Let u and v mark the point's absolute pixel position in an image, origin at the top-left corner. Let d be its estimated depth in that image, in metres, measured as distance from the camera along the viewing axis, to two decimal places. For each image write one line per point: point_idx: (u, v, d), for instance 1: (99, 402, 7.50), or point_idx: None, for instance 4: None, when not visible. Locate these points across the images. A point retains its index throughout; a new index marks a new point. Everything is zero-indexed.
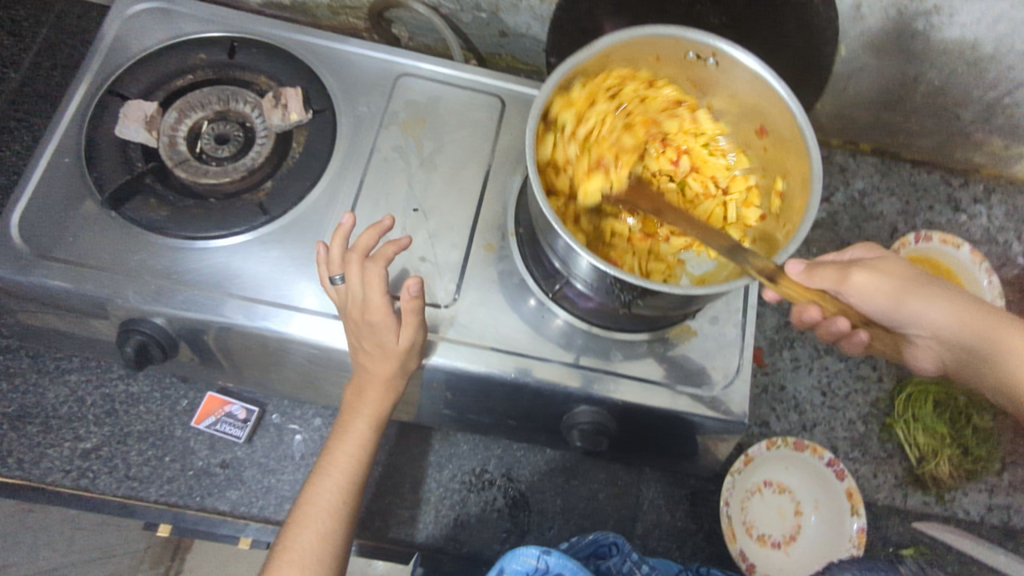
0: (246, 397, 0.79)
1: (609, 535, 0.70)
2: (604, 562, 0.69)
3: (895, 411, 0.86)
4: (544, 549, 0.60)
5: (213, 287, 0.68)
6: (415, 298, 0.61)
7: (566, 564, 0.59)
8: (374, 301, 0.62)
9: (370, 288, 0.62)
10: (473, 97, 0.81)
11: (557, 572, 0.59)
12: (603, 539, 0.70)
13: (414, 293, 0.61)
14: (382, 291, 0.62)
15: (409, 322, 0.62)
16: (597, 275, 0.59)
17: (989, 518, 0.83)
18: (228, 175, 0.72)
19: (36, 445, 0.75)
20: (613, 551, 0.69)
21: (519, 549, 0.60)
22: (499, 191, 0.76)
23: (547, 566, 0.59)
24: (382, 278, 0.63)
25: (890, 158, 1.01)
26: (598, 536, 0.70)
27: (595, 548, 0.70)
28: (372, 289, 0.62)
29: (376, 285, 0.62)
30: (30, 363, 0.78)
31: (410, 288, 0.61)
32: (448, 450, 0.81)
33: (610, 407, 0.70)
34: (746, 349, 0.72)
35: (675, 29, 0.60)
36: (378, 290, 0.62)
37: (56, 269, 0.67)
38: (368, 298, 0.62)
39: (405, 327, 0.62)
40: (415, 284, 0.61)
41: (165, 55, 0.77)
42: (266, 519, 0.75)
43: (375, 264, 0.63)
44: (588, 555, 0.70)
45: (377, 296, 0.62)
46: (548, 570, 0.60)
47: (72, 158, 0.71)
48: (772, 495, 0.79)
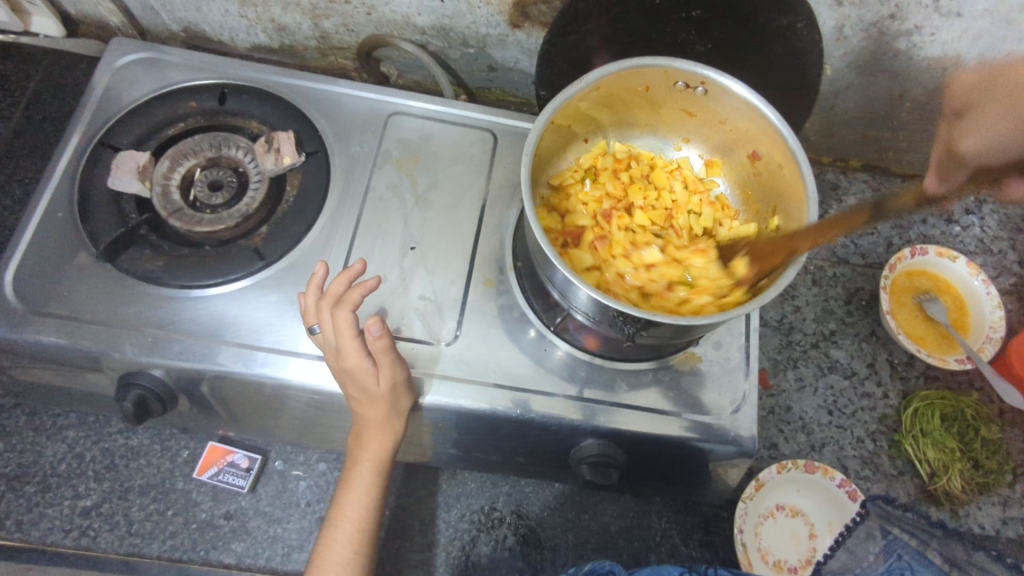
0: (248, 445, 0.78)
1: (606, 564, 0.66)
2: None
3: (902, 427, 0.85)
4: None
5: (211, 336, 0.67)
6: (381, 337, 0.60)
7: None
8: (347, 347, 0.61)
9: (340, 333, 0.61)
10: (466, 132, 0.81)
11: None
12: (599, 567, 0.66)
13: (377, 333, 0.60)
14: (353, 334, 0.61)
15: (384, 364, 0.61)
16: (596, 307, 0.58)
17: (1006, 532, 0.82)
18: (223, 223, 0.71)
19: (35, 505, 0.73)
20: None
21: None
22: (495, 225, 0.76)
23: None
24: (353, 321, 0.61)
25: (880, 173, 1.02)
26: (594, 564, 0.66)
27: None
28: (343, 335, 0.61)
29: (346, 329, 0.61)
30: (26, 421, 0.77)
31: (370, 329, 0.60)
32: (456, 490, 0.80)
33: (618, 438, 0.69)
34: (750, 372, 0.72)
35: (662, 59, 0.61)
36: (348, 335, 0.61)
37: (53, 325, 0.66)
38: (341, 344, 0.61)
39: (382, 369, 0.61)
40: (376, 325, 0.60)
41: (157, 105, 0.77)
42: (273, 570, 0.73)
43: (344, 307, 0.61)
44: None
45: (348, 342, 0.61)
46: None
47: (66, 212, 0.71)
48: (785, 519, 0.77)
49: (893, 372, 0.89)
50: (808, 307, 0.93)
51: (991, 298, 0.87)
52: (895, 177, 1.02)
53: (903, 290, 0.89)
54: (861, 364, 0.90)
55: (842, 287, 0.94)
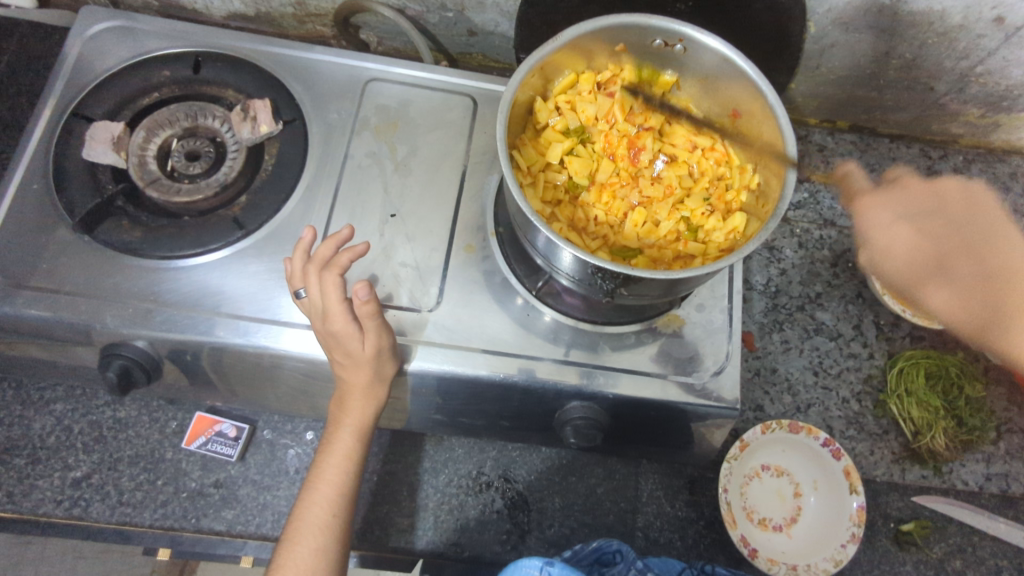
0: (235, 415, 0.79)
1: (613, 543, 0.70)
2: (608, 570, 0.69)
3: (887, 387, 0.86)
4: (546, 560, 0.61)
5: (191, 306, 0.67)
6: (368, 302, 0.60)
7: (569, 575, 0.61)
8: (333, 311, 0.61)
9: (326, 297, 0.61)
10: (445, 97, 0.80)
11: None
12: (606, 546, 0.71)
13: (364, 297, 0.60)
14: (340, 297, 0.61)
15: (370, 328, 0.61)
16: (578, 267, 0.58)
17: (988, 487, 0.83)
18: (201, 192, 0.70)
19: (26, 478, 0.74)
20: (617, 558, 0.70)
21: (522, 561, 0.62)
22: (476, 190, 0.75)
23: None
24: (340, 285, 0.61)
25: (868, 134, 1.01)
26: (601, 543, 0.71)
27: (598, 556, 0.70)
28: (330, 298, 0.61)
29: (333, 293, 0.61)
30: (13, 395, 0.77)
31: (358, 293, 0.60)
32: (444, 455, 0.80)
33: (602, 401, 0.69)
34: (733, 333, 0.72)
35: (637, 18, 0.61)
36: (335, 298, 0.61)
37: (32, 298, 0.66)
38: (327, 306, 0.61)
39: (368, 334, 0.62)
40: (364, 289, 0.60)
41: (130, 75, 0.76)
42: (264, 536, 0.74)
43: (331, 271, 0.62)
44: (591, 561, 0.70)
45: (335, 305, 0.61)
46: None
47: (41, 185, 0.70)
48: (770, 479, 0.79)
49: (879, 333, 0.90)
50: (795, 270, 0.93)
51: None
52: (884, 137, 1.01)
53: None
54: (847, 326, 0.90)
55: (829, 250, 0.94)
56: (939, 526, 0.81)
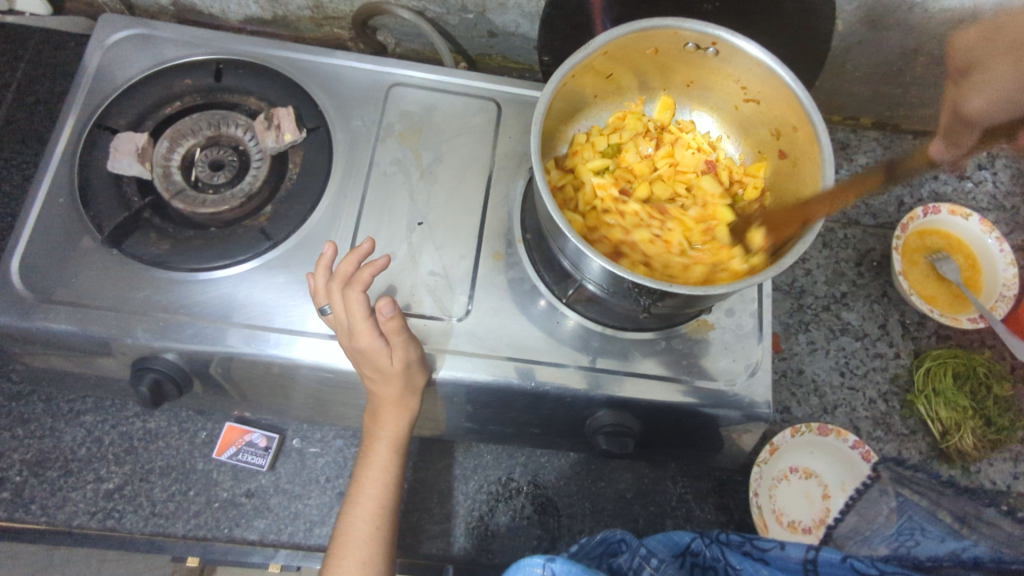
0: (265, 424, 0.79)
1: (617, 531, 0.61)
2: (615, 560, 0.59)
3: (915, 387, 0.85)
4: (548, 556, 0.50)
5: (221, 318, 0.67)
6: (393, 318, 0.61)
7: (572, 569, 0.49)
8: (360, 328, 0.60)
9: (352, 314, 0.60)
10: (468, 102, 0.79)
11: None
12: (610, 536, 0.61)
13: (389, 313, 0.60)
14: (365, 315, 0.60)
15: (398, 343, 0.61)
16: (612, 276, 0.58)
17: (1017, 487, 0.83)
18: (227, 203, 0.70)
19: (59, 489, 0.74)
20: (622, 547, 0.60)
21: (522, 559, 0.51)
22: (503, 197, 0.75)
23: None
24: (365, 301, 0.61)
25: (891, 130, 1.00)
26: (604, 533, 0.61)
27: (606, 547, 0.61)
28: (355, 316, 0.60)
29: (358, 309, 0.60)
30: (43, 407, 0.77)
31: (382, 310, 0.61)
32: (473, 462, 0.80)
33: (633, 407, 0.69)
34: (764, 337, 0.72)
35: (673, 21, 0.59)
36: (360, 315, 0.60)
37: (63, 313, 0.66)
38: (353, 324, 0.61)
39: (395, 348, 0.61)
40: (388, 305, 0.61)
41: (151, 85, 0.75)
42: (297, 545, 0.74)
43: (354, 288, 0.61)
44: (600, 554, 0.61)
45: (360, 321, 0.60)
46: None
47: (67, 199, 0.70)
48: (799, 481, 0.79)
49: (905, 332, 0.89)
50: (819, 269, 0.92)
51: (1003, 256, 0.86)
52: (907, 134, 1.00)
53: (914, 250, 0.88)
54: (872, 326, 0.89)
55: (853, 248, 0.93)
56: None
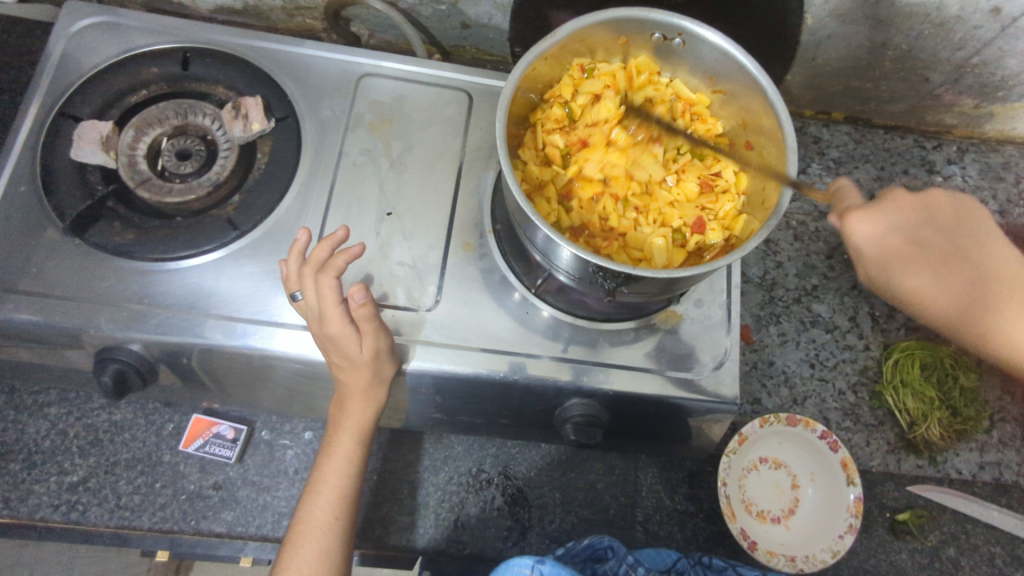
0: (233, 416, 0.78)
1: (605, 539, 0.71)
2: (601, 566, 0.70)
3: (883, 378, 0.86)
4: (538, 559, 0.61)
5: (185, 308, 0.66)
6: (364, 305, 0.59)
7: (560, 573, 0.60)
8: (330, 314, 0.60)
9: (323, 300, 0.60)
10: (440, 92, 0.79)
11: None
12: (599, 542, 0.71)
13: (361, 301, 0.59)
14: (336, 301, 0.60)
15: (367, 330, 0.61)
16: (577, 265, 0.58)
17: (981, 476, 0.84)
18: (193, 192, 0.69)
19: (21, 482, 0.73)
20: (610, 553, 0.70)
21: (513, 561, 0.61)
22: (474, 187, 0.75)
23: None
24: (337, 287, 0.60)
25: (863, 125, 1.01)
26: (593, 539, 0.71)
27: (591, 552, 0.71)
28: (327, 302, 0.60)
29: (330, 295, 0.60)
30: (6, 399, 0.76)
31: (353, 296, 0.59)
32: (443, 453, 0.80)
33: (602, 397, 0.69)
34: (732, 328, 0.72)
35: (639, 10, 0.59)
36: (332, 301, 0.60)
37: (24, 302, 0.65)
38: (324, 311, 0.61)
39: (365, 335, 0.61)
40: (360, 292, 0.59)
41: (116, 72, 0.74)
42: (265, 537, 0.74)
43: (327, 274, 0.61)
44: (585, 559, 0.71)
45: (332, 307, 0.60)
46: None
47: (29, 187, 0.69)
48: (769, 471, 0.79)
49: (874, 324, 0.90)
50: (791, 263, 0.93)
51: None
52: (878, 128, 1.01)
53: None
54: (842, 318, 0.90)
55: (824, 242, 0.94)
56: (934, 514, 0.82)
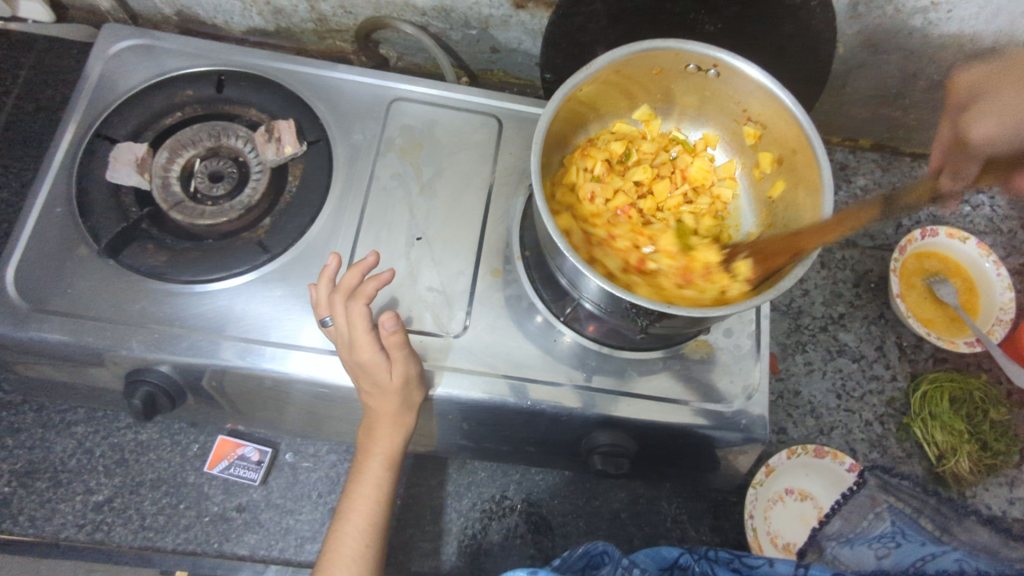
0: (257, 438, 0.78)
1: (599, 543, 0.62)
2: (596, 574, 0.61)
3: (911, 410, 0.85)
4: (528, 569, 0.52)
5: (216, 331, 0.66)
6: (395, 333, 0.60)
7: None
8: (361, 341, 0.60)
9: (354, 327, 0.60)
10: (469, 117, 0.79)
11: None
12: (593, 548, 0.62)
13: (392, 328, 0.60)
14: (367, 328, 0.60)
15: (397, 357, 0.61)
16: (611, 298, 0.58)
17: (1012, 512, 0.83)
18: (225, 215, 0.70)
19: (47, 501, 0.73)
20: (605, 560, 0.61)
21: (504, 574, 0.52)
22: (502, 213, 0.75)
23: None
24: (367, 315, 0.61)
25: (890, 153, 1.01)
26: (588, 546, 0.62)
27: (587, 560, 0.62)
28: (357, 329, 0.60)
29: (360, 323, 0.60)
30: (35, 416, 0.76)
31: (385, 324, 0.60)
32: (467, 479, 0.80)
33: (629, 428, 0.69)
34: (762, 359, 0.71)
35: (674, 43, 0.60)
36: (362, 328, 0.60)
37: (57, 323, 0.65)
38: (354, 337, 0.61)
39: (394, 363, 0.61)
40: (390, 320, 0.60)
41: (152, 95, 0.75)
42: (287, 561, 0.73)
43: (358, 301, 0.61)
44: (582, 568, 0.62)
45: (362, 334, 0.60)
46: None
47: (64, 208, 0.69)
48: (795, 503, 0.78)
49: (902, 354, 0.89)
50: (817, 290, 0.92)
51: (1002, 280, 0.86)
52: (905, 156, 1.00)
53: (911, 273, 0.88)
54: (869, 348, 0.89)
55: (850, 270, 0.93)
56: None
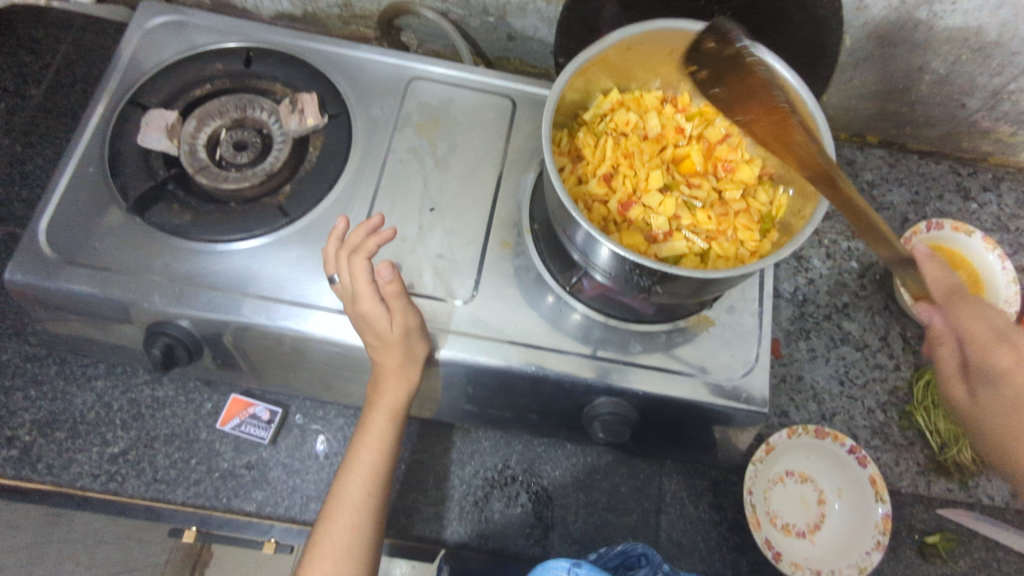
0: (268, 398, 0.80)
1: (638, 546, 0.67)
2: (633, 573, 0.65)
3: (914, 398, 0.86)
4: (574, 561, 0.55)
5: (232, 288, 0.69)
6: (393, 282, 0.62)
7: None
8: (362, 292, 0.62)
9: (355, 279, 0.62)
10: (485, 98, 0.82)
11: None
12: (631, 549, 0.67)
13: (389, 277, 0.62)
14: (367, 279, 0.62)
15: (396, 307, 0.63)
16: (615, 262, 0.60)
17: (1015, 503, 0.83)
18: (248, 181, 0.73)
19: (65, 451, 0.76)
20: (642, 562, 0.65)
21: (549, 562, 0.56)
22: (513, 188, 0.77)
23: None
24: (367, 267, 0.62)
25: (897, 150, 1.02)
26: (625, 545, 0.67)
27: (623, 559, 0.67)
28: (358, 280, 0.62)
29: (361, 275, 0.62)
30: (57, 369, 0.79)
31: (381, 273, 0.62)
32: (470, 447, 0.81)
33: (631, 397, 0.70)
34: (764, 335, 0.73)
35: (684, 22, 0.63)
36: (364, 280, 0.62)
37: (83, 275, 0.68)
38: (356, 289, 0.62)
39: (394, 313, 0.63)
40: (388, 269, 0.62)
41: (184, 66, 0.79)
42: (292, 520, 0.75)
43: (359, 255, 0.63)
44: (616, 565, 0.67)
45: (363, 287, 0.62)
46: None
47: (97, 167, 0.73)
48: (795, 485, 0.79)
49: (905, 345, 0.90)
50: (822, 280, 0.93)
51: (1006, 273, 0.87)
52: (913, 154, 1.02)
53: None
54: (873, 337, 0.90)
55: (856, 261, 0.94)
56: (964, 540, 0.80)
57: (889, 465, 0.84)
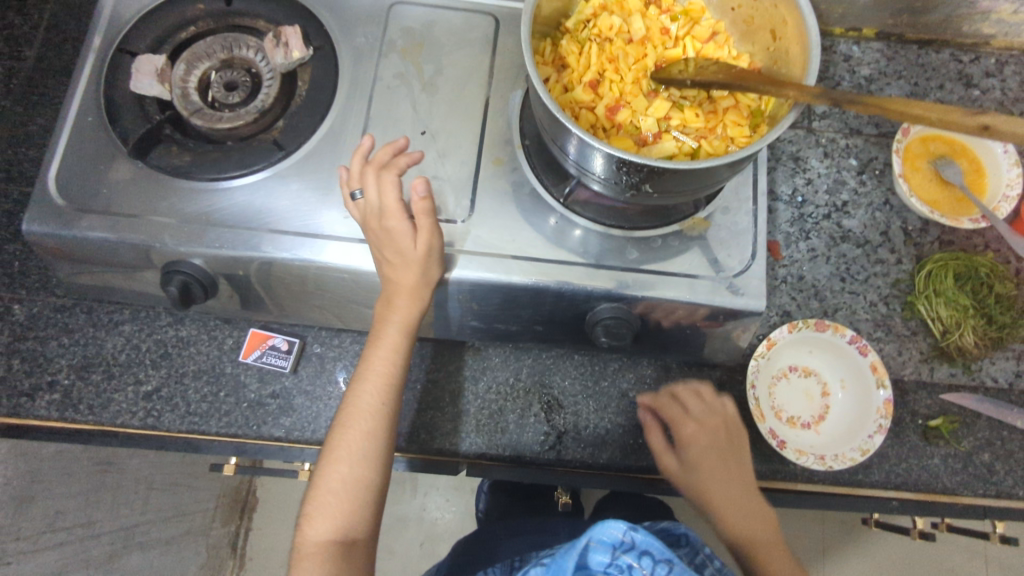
0: (285, 330, 0.84)
1: (680, 526, 0.70)
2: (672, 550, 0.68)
3: (915, 289, 0.86)
4: (633, 524, 0.54)
5: (239, 223, 0.71)
6: (426, 199, 0.67)
7: (656, 543, 0.54)
8: (391, 207, 0.66)
9: (385, 194, 0.66)
10: (467, 17, 0.81)
11: (644, 550, 0.54)
12: (673, 528, 0.70)
13: (423, 194, 0.67)
14: (396, 197, 0.67)
15: (422, 226, 0.67)
16: (604, 163, 0.60)
17: (1018, 384, 0.85)
18: (242, 119, 0.73)
19: (103, 392, 0.80)
20: (683, 541, 0.68)
21: (608, 519, 0.55)
22: (502, 106, 0.78)
23: (633, 541, 0.54)
24: (397, 185, 0.67)
25: (896, 41, 0.99)
26: (669, 524, 0.70)
27: (663, 536, 0.70)
28: (387, 197, 0.66)
29: (391, 191, 0.67)
30: (85, 317, 0.83)
31: (416, 189, 0.67)
32: (482, 364, 0.85)
33: (631, 301, 0.72)
34: (760, 232, 0.74)
35: None
36: (393, 196, 0.67)
37: (96, 221, 0.71)
38: (384, 205, 0.67)
39: (420, 233, 0.67)
40: (422, 185, 0.67)
41: (167, 9, 0.79)
42: (320, 441, 0.80)
43: (389, 172, 0.68)
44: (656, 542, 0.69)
45: (392, 202, 0.67)
46: (634, 546, 0.54)
47: (95, 116, 0.74)
48: (798, 379, 0.81)
49: (907, 238, 0.90)
50: (821, 179, 0.92)
51: (1008, 157, 0.88)
52: (912, 44, 0.99)
53: (917, 157, 0.91)
54: (874, 233, 0.90)
55: (855, 158, 0.94)
56: (968, 421, 0.83)
57: (892, 355, 0.85)
